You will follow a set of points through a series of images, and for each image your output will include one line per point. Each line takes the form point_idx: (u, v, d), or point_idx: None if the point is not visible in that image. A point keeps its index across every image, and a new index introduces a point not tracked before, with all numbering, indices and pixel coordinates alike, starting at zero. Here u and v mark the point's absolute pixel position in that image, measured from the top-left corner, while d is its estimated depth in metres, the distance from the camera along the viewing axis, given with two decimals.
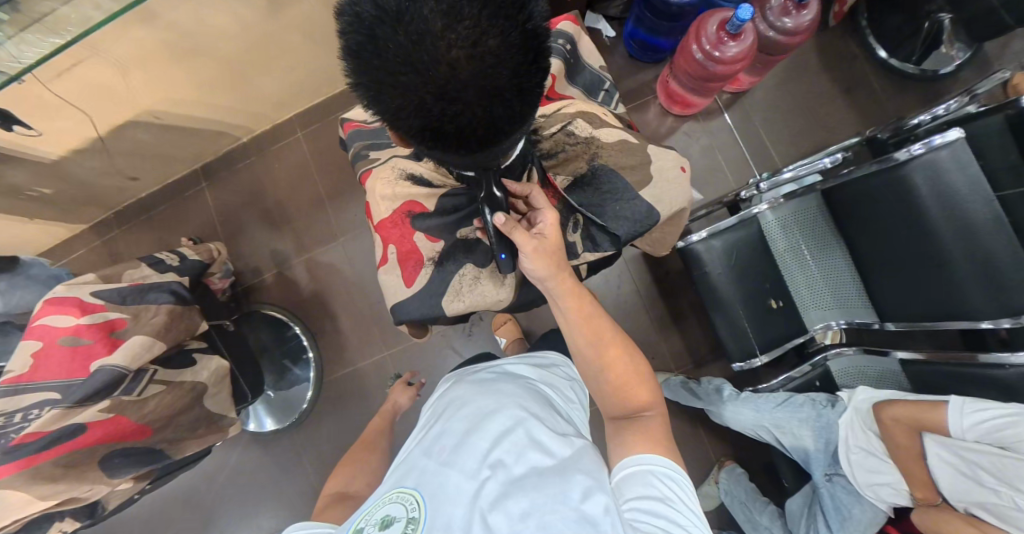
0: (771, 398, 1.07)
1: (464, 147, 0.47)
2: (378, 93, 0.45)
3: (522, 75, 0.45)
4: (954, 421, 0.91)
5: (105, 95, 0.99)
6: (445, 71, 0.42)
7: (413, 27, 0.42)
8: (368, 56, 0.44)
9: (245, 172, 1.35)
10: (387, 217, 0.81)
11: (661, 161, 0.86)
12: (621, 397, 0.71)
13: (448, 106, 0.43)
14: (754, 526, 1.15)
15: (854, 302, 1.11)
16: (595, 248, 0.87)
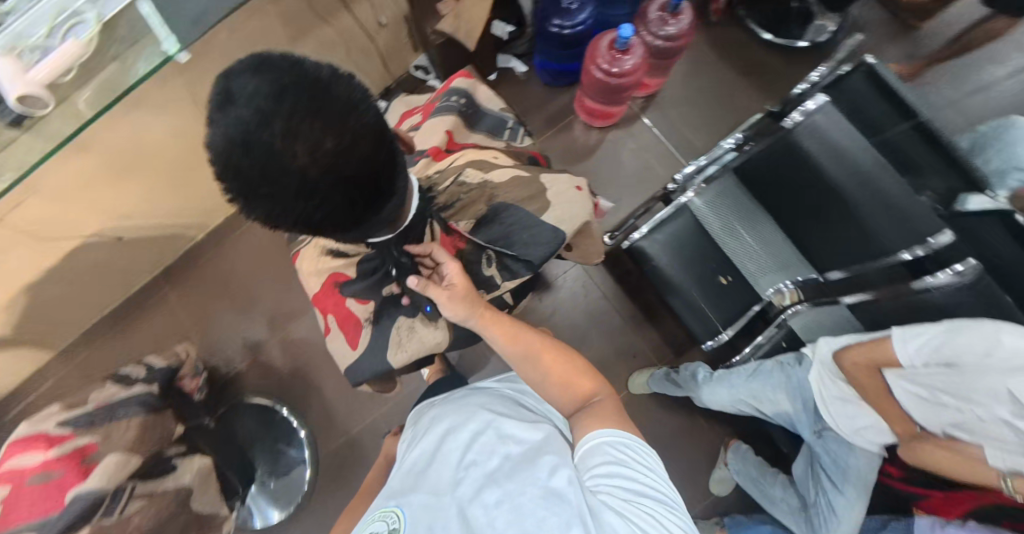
0: (743, 371, 1.12)
1: (332, 224, 0.54)
2: (242, 205, 0.48)
3: (369, 155, 0.50)
4: (901, 351, 0.91)
5: (49, 221, 1.01)
6: (302, 181, 0.46)
7: (248, 147, 0.43)
8: (223, 180, 0.46)
9: (200, 271, 1.35)
10: (319, 290, 0.86)
11: (557, 185, 0.85)
12: (568, 390, 0.71)
13: (310, 204, 0.48)
14: (772, 500, 1.14)
15: (794, 262, 1.14)
16: (512, 279, 0.84)
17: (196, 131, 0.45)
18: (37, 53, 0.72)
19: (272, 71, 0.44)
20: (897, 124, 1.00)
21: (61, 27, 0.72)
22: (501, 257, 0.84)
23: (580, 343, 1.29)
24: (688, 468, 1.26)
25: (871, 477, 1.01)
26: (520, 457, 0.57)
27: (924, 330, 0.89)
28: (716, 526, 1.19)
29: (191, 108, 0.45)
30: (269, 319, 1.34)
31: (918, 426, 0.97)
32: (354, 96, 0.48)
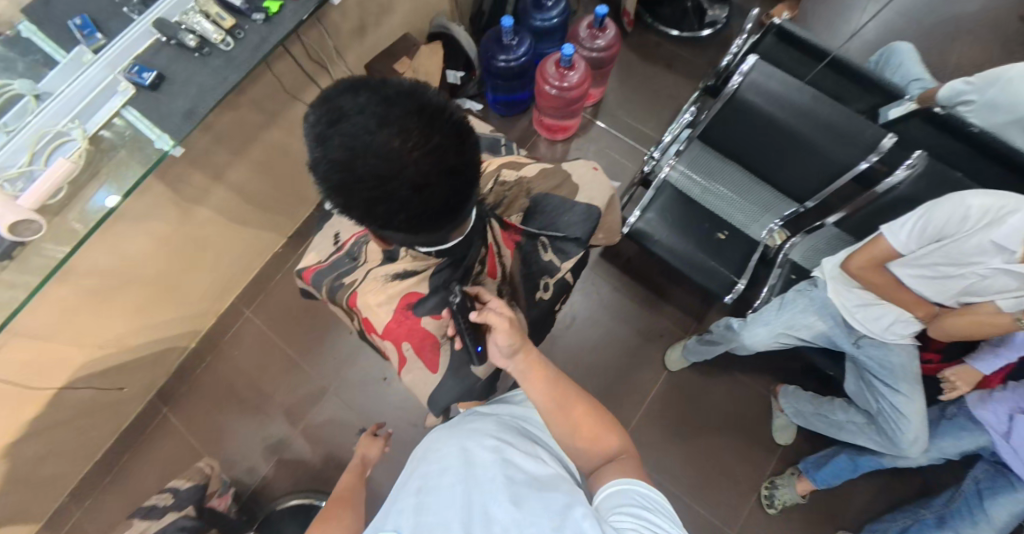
0: (771, 306, 1.16)
1: (439, 210, 0.70)
2: (366, 203, 0.65)
3: (458, 155, 0.67)
4: (895, 241, 0.98)
5: (42, 367, 0.98)
6: (413, 171, 0.63)
7: (382, 150, 0.62)
8: (353, 184, 0.63)
9: (200, 380, 1.26)
10: (390, 320, 0.90)
11: (577, 171, 1.08)
12: (595, 445, 0.78)
13: (425, 192, 0.65)
14: (839, 426, 1.18)
15: (772, 201, 1.30)
16: (567, 258, 1.05)
17: (335, 150, 0.63)
18: (27, 177, 0.86)
19: (384, 94, 0.65)
20: (812, 69, 1.24)
21: (47, 149, 0.88)
22: (552, 241, 1.04)
23: (608, 338, 1.28)
24: (740, 425, 1.27)
25: (915, 365, 1.08)
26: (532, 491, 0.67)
27: (907, 218, 0.96)
28: (794, 476, 1.20)
29: (331, 134, 0.63)
30: (286, 414, 1.23)
31: (935, 307, 1.03)
32: (446, 108, 0.68)
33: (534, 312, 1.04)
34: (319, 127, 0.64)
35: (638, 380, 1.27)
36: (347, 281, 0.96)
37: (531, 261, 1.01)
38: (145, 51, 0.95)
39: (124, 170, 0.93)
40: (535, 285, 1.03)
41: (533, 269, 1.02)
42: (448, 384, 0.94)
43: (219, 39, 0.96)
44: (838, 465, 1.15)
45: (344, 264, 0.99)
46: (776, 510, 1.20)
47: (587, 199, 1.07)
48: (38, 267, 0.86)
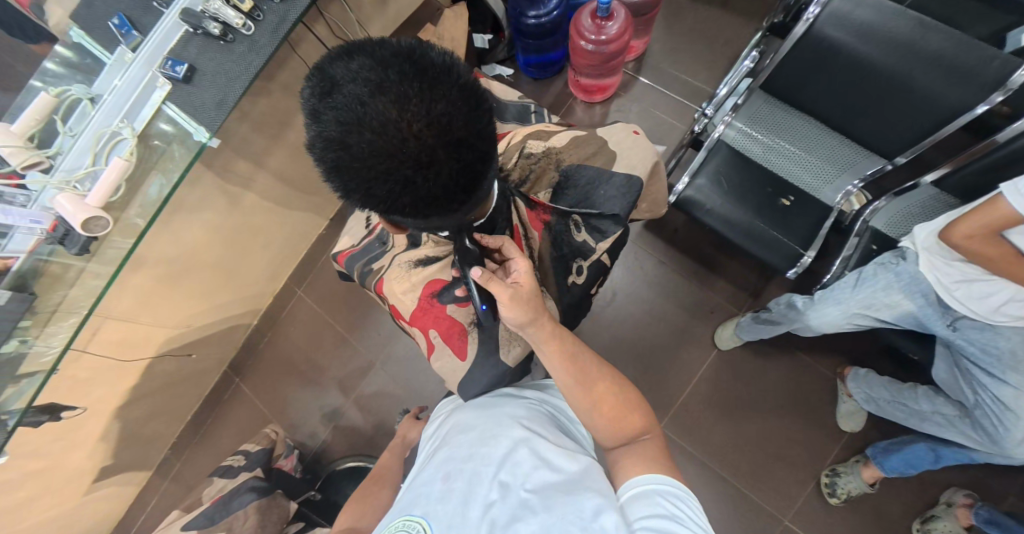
0: (844, 282, 1.01)
1: (450, 192, 0.63)
2: (367, 185, 0.61)
3: (465, 123, 0.62)
4: (1019, 204, 0.76)
5: (131, 348, 1.10)
6: (413, 143, 0.59)
7: (376, 121, 0.59)
8: (351, 163, 0.61)
9: (262, 354, 1.36)
10: (416, 308, 0.94)
11: (612, 138, 1.02)
12: (618, 430, 0.86)
13: (429, 170, 0.60)
14: (922, 417, 1.03)
15: (852, 157, 1.12)
16: (603, 238, 0.99)
17: (330, 128, 0.61)
18: (92, 177, 0.93)
19: (381, 59, 0.62)
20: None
21: (106, 148, 0.94)
22: (586, 219, 0.99)
23: (651, 315, 1.21)
24: (805, 411, 1.16)
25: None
26: (555, 485, 0.73)
27: None
28: (859, 462, 1.08)
29: (326, 113, 0.61)
30: (338, 386, 1.30)
31: None
32: (449, 73, 0.63)
33: (567, 297, 0.98)
34: (316, 104, 0.62)
35: (685, 359, 1.19)
36: (376, 268, 1.00)
37: (561, 241, 0.97)
38: (175, 44, 0.97)
39: (173, 166, 0.98)
40: (566, 266, 0.98)
41: (564, 251, 0.98)
42: (479, 371, 0.94)
43: (239, 24, 0.97)
44: (914, 454, 1.02)
45: (374, 249, 1.01)
46: (838, 500, 1.09)
47: (629, 167, 1.00)
48: (111, 259, 0.96)
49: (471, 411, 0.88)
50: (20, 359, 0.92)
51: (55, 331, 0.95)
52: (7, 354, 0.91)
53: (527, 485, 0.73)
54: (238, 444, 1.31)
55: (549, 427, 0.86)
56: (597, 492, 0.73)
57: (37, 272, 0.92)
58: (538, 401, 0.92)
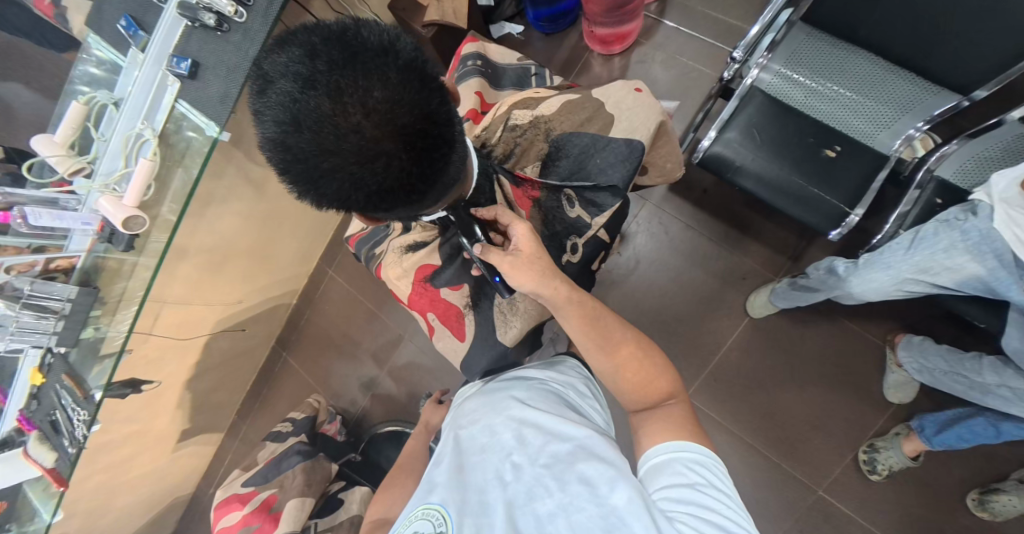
0: (898, 243, 0.87)
1: (410, 187, 0.51)
2: (314, 188, 0.49)
3: (414, 108, 0.48)
4: None
5: (190, 328, 1.24)
6: (355, 141, 0.46)
7: (309, 119, 0.45)
8: (293, 168, 0.48)
9: (306, 328, 1.48)
10: (411, 294, 0.80)
11: (612, 96, 0.75)
12: (640, 393, 0.73)
13: (378, 168, 0.47)
14: (984, 390, 0.89)
15: (918, 94, 0.92)
16: (601, 214, 0.73)
17: (267, 132, 0.48)
18: (127, 178, 1.00)
19: (312, 42, 0.47)
20: None
21: (133, 150, 1.00)
22: (580, 193, 0.73)
23: (675, 283, 1.16)
24: (846, 381, 1.09)
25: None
26: (567, 457, 0.62)
27: None
28: (900, 435, 1.01)
29: (261, 114, 0.48)
30: (372, 357, 1.39)
31: None
32: (388, 47, 0.48)
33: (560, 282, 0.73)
34: (255, 101, 0.49)
35: (713, 328, 1.15)
36: (378, 251, 0.91)
37: (553, 218, 0.72)
38: (180, 40, 1.00)
39: (194, 163, 1.03)
40: (558, 247, 0.72)
41: (557, 230, 0.72)
42: (478, 352, 0.82)
43: (232, 13, 0.96)
44: (969, 429, 0.92)
45: (375, 231, 0.94)
46: (879, 476, 1.03)
47: (627, 132, 0.73)
48: (153, 253, 1.04)
49: (478, 394, 0.77)
50: (99, 342, 1.05)
51: (123, 317, 1.06)
52: (88, 340, 1.04)
53: (539, 461, 0.62)
54: (292, 407, 1.45)
55: (558, 399, 0.74)
56: (610, 461, 0.61)
57: (99, 268, 1.03)
58: (546, 376, 0.79)
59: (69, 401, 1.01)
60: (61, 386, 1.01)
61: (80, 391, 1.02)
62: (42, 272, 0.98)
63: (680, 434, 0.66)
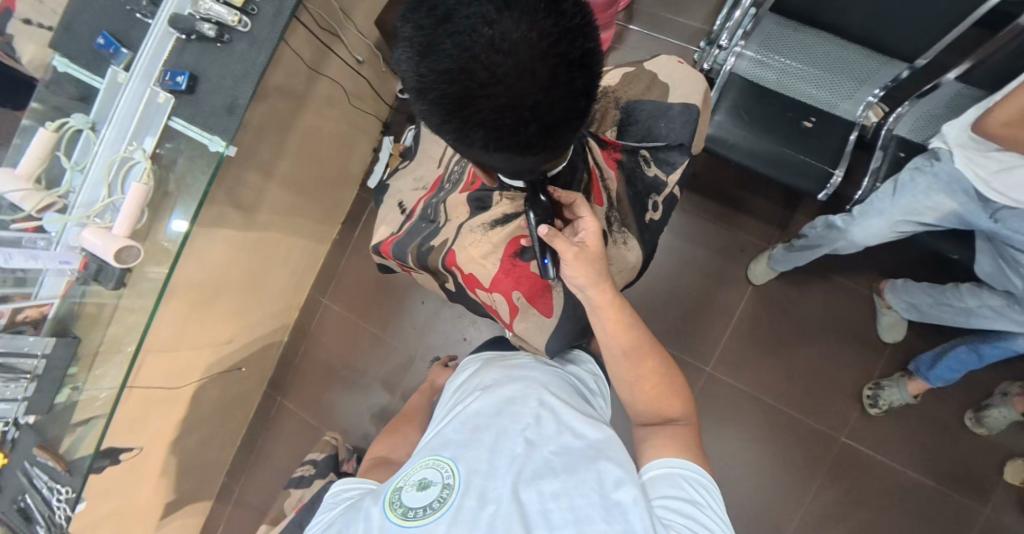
0: (883, 191, 0.97)
1: (566, 117, 0.55)
2: (489, 116, 0.51)
3: (581, 40, 0.51)
4: None
5: (175, 378, 1.11)
6: (545, 66, 0.49)
7: (506, 44, 0.47)
8: (477, 95, 0.50)
9: (301, 365, 1.37)
10: (499, 271, 0.78)
11: (662, 68, 0.81)
12: (655, 408, 0.77)
13: (557, 95, 0.51)
14: (967, 313, 1.00)
15: (871, 67, 1.01)
16: (674, 171, 0.81)
17: (448, 56, 0.48)
18: (111, 208, 0.92)
19: None
20: None
21: (119, 176, 0.92)
22: (654, 153, 0.80)
23: (684, 262, 1.23)
24: (849, 334, 1.16)
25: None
26: (581, 451, 0.64)
27: None
28: (904, 376, 1.08)
29: (442, 38, 0.48)
30: (383, 384, 1.31)
31: None
32: None
33: (645, 237, 0.81)
34: (422, 32, 0.49)
35: (725, 298, 1.21)
36: (437, 243, 0.86)
37: (635, 179, 0.79)
38: (170, 54, 0.95)
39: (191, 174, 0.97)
40: (641, 207, 0.79)
41: (638, 188, 0.79)
42: (559, 331, 0.85)
43: (235, 21, 0.92)
44: (956, 359, 1.00)
45: (421, 229, 0.91)
46: (879, 411, 1.10)
47: (682, 97, 0.79)
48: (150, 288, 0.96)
49: (496, 370, 0.80)
50: (74, 406, 0.95)
51: (103, 374, 0.97)
52: (62, 403, 0.94)
53: (551, 446, 0.64)
54: (295, 460, 1.31)
55: (571, 390, 0.77)
56: (621, 463, 0.63)
57: (75, 314, 0.94)
58: (563, 371, 0.81)
59: (47, 475, 0.90)
60: (35, 460, 0.90)
61: (59, 463, 0.91)
62: (9, 325, 0.87)
63: (683, 455, 0.69)
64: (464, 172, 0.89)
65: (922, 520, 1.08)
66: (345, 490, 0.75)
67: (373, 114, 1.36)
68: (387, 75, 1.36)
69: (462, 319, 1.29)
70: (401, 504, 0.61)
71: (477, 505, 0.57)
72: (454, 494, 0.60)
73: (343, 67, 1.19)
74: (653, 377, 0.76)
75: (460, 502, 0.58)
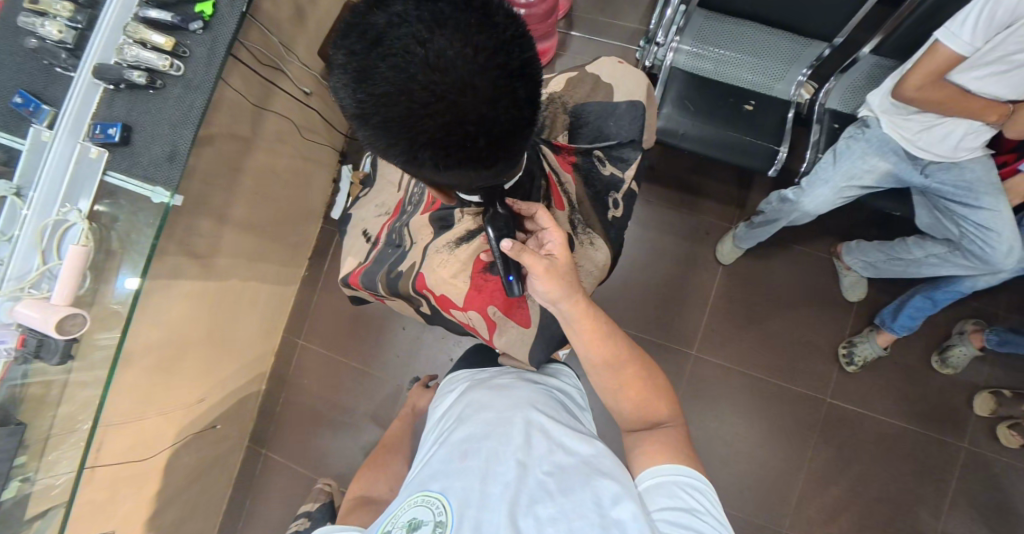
0: (825, 161, 1.03)
1: (520, 130, 0.50)
2: (437, 136, 0.46)
3: (522, 51, 0.48)
4: (956, 45, 0.83)
5: (143, 449, 1.05)
6: (488, 77, 0.44)
7: (444, 60, 0.43)
8: (419, 116, 0.45)
9: (284, 412, 1.33)
10: (470, 288, 0.76)
11: (604, 69, 0.81)
12: (643, 412, 0.74)
13: (507, 106, 0.46)
14: (917, 264, 1.07)
15: (797, 48, 1.08)
16: (629, 167, 0.81)
17: (385, 78, 0.44)
18: (49, 276, 0.85)
19: None
20: None
21: (54, 240, 0.86)
22: (607, 152, 0.80)
23: (652, 253, 1.27)
24: (817, 297, 1.22)
25: (994, 176, 0.95)
26: (575, 469, 0.62)
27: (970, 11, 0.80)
28: (873, 330, 1.15)
29: (377, 60, 0.44)
30: (372, 420, 1.30)
31: (1007, 103, 0.90)
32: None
33: (615, 234, 0.79)
34: (355, 58, 0.45)
35: (696, 282, 1.25)
36: (405, 267, 0.82)
37: (592, 178, 0.79)
38: (98, 108, 0.90)
39: (134, 233, 0.89)
40: (603, 205, 0.79)
41: (597, 188, 0.79)
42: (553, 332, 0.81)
43: (167, 66, 0.88)
44: (913, 306, 1.08)
45: (389, 255, 0.87)
46: (856, 367, 1.16)
47: (627, 94, 0.80)
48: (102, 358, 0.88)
49: (478, 389, 0.76)
50: (27, 499, 0.86)
51: (57, 458, 0.87)
52: (11, 498, 0.84)
53: (543, 466, 0.62)
54: (291, 507, 1.28)
55: (558, 404, 0.75)
56: (616, 477, 0.62)
57: (17, 398, 0.85)
58: (551, 380, 0.79)
59: None
60: None
61: None
62: None
63: (682, 460, 0.66)
64: (425, 192, 0.86)
65: (908, 462, 1.14)
66: None
67: (326, 144, 1.35)
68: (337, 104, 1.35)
69: (445, 338, 1.30)
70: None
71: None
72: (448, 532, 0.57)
73: (291, 101, 1.18)
74: (653, 363, 0.77)
75: None
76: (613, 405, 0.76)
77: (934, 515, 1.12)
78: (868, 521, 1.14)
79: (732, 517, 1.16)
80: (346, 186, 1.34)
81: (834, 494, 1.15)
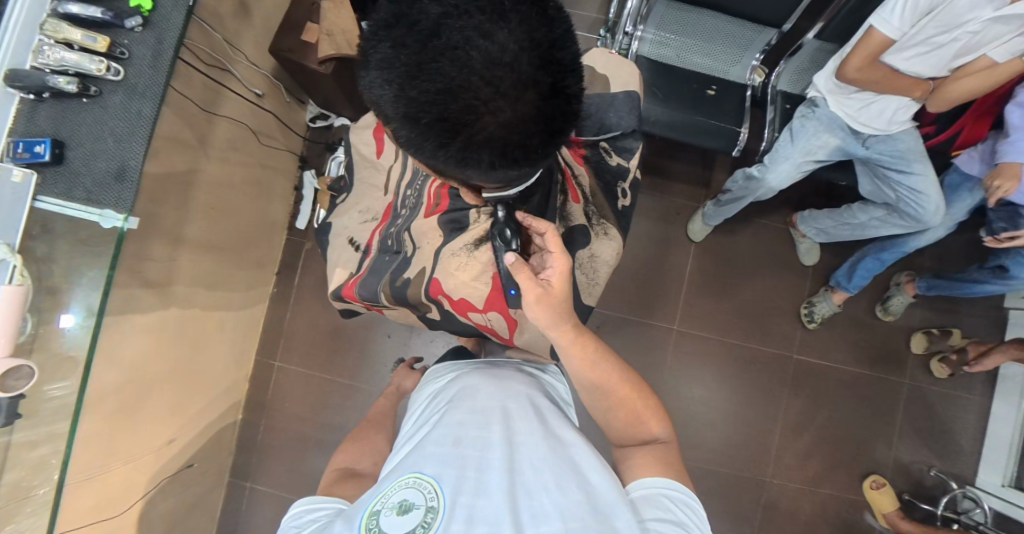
0: (784, 141, 1.11)
1: (570, 127, 0.50)
2: (500, 134, 0.44)
3: (574, 46, 0.48)
4: (887, 30, 0.92)
5: (108, 507, 0.92)
6: (549, 72, 0.44)
7: (509, 52, 0.43)
8: (481, 112, 0.43)
9: (264, 438, 1.23)
10: (491, 291, 0.75)
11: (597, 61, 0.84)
12: (635, 432, 0.75)
13: (562, 101, 0.46)
14: (862, 228, 1.20)
15: (749, 34, 1.14)
16: (633, 156, 0.86)
17: (444, 71, 0.42)
18: None
19: None
20: None
21: None
22: (613, 144, 0.85)
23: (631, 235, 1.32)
24: (776, 264, 1.34)
25: (920, 144, 1.06)
26: (570, 464, 0.63)
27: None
28: (828, 290, 1.28)
29: (434, 55, 0.42)
30: None
31: (929, 81, 1.00)
32: None
33: (624, 222, 0.84)
34: (406, 52, 0.43)
35: (672, 260, 1.32)
36: (413, 273, 0.79)
37: (602, 170, 0.83)
38: (16, 121, 0.67)
39: (75, 264, 0.69)
40: (614, 195, 0.83)
41: (607, 178, 0.83)
42: None
43: (102, 71, 0.67)
44: (866, 267, 1.20)
45: (387, 263, 0.84)
46: (815, 323, 1.29)
47: (623, 85, 0.83)
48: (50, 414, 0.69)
49: (467, 378, 0.76)
50: None
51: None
52: None
53: (540, 456, 0.62)
54: None
55: (549, 399, 0.75)
56: (610, 480, 0.63)
57: None
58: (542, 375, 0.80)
59: None
60: None
61: None
62: None
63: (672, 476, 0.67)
64: (421, 195, 0.85)
65: (861, 402, 1.29)
66: (309, 509, 0.66)
67: (285, 149, 1.24)
68: (292, 105, 1.25)
69: (435, 341, 1.26)
70: (380, 530, 0.57)
71: (465, 529, 0.54)
72: (439, 518, 0.56)
73: (242, 104, 1.07)
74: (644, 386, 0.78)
75: (448, 526, 0.55)
76: (601, 421, 0.78)
77: (887, 444, 1.28)
78: (838, 459, 1.27)
79: (727, 473, 1.26)
80: (311, 192, 1.30)
81: (806, 439, 1.28)
